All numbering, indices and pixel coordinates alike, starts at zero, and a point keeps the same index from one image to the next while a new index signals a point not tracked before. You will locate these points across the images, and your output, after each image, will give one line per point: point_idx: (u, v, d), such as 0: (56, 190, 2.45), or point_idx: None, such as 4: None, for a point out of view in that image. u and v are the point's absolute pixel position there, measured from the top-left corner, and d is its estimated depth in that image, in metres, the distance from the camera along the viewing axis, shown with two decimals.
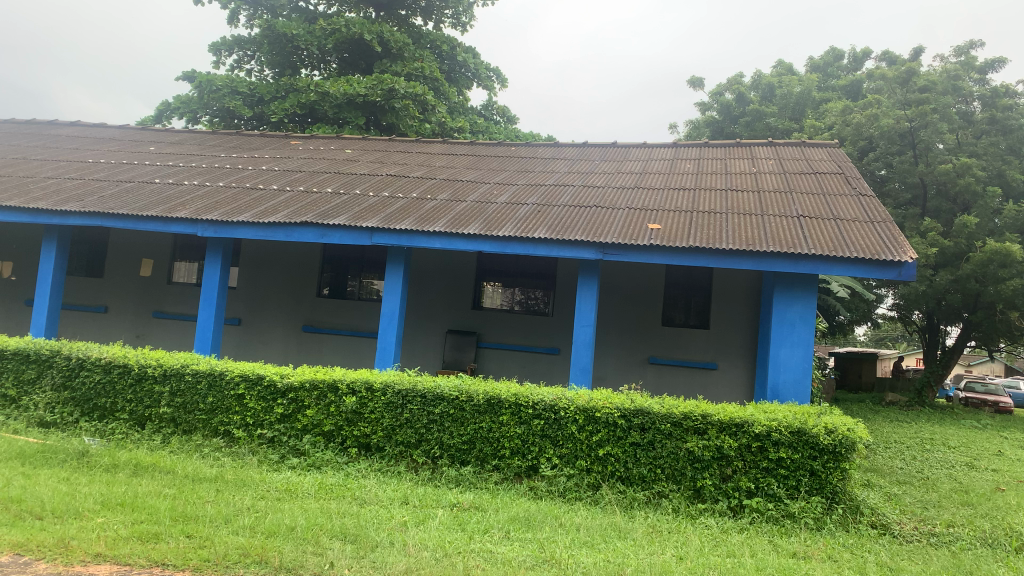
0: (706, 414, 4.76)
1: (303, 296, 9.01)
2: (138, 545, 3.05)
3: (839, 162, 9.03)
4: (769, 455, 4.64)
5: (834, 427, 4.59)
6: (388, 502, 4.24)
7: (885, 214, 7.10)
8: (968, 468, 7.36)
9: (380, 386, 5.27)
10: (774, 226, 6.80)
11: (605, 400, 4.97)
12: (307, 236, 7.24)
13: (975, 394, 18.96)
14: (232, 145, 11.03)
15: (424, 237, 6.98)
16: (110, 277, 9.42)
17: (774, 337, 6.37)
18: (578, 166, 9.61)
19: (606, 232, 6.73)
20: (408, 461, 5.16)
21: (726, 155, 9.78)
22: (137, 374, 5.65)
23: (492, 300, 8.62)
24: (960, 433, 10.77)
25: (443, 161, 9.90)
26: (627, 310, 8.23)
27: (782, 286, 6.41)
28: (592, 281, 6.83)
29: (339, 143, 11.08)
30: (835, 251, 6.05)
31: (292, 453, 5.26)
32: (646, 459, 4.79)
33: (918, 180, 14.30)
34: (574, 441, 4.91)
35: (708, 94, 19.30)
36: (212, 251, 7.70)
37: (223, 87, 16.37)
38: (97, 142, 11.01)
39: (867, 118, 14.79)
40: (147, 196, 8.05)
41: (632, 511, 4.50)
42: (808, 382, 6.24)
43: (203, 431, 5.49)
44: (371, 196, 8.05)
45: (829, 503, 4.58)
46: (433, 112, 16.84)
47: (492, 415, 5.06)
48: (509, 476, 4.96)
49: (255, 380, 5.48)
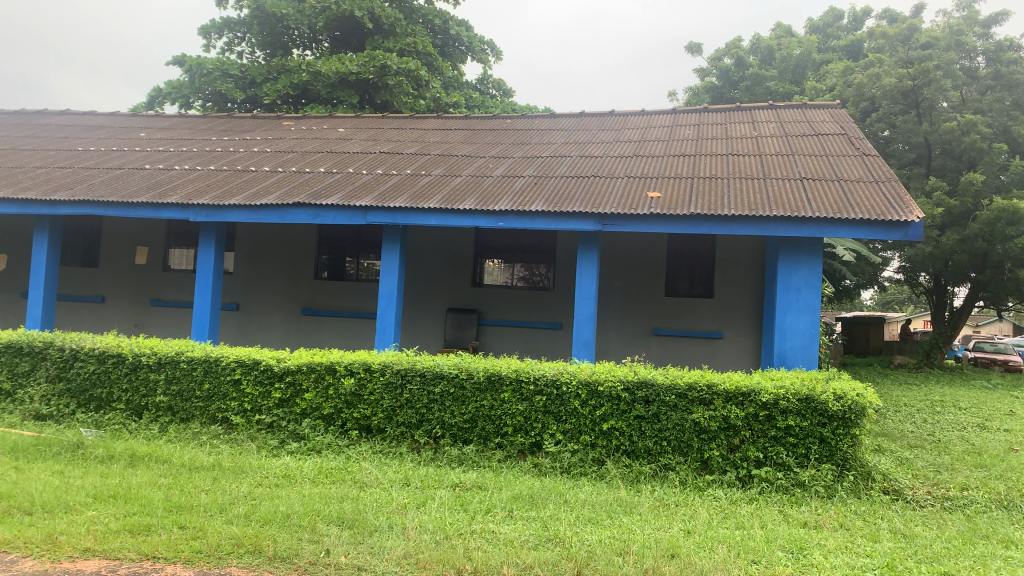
0: (712, 384, 4.65)
1: (301, 279, 8.90)
2: (129, 538, 2.96)
3: (841, 123, 8.85)
4: (777, 424, 4.54)
5: (843, 393, 4.49)
6: (388, 484, 4.16)
7: (890, 174, 6.94)
8: (979, 429, 7.27)
9: (379, 367, 5.17)
10: (777, 190, 6.66)
11: (608, 373, 4.87)
12: (301, 218, 7.12)
13: (984, 354, 18.84)
14: (223, 128, 10.87)
15: (419, 214, 6.85)
16: (106, 267, 9.33)
17: (780, 304, 6.24)
18: (576, 136, 9.44)
19: (605, 202, 6.58)
20: (409, 442, 5.07)
21: (726, 120, 9.59)
22: (132, 363, 5.57)
23: (493, 276, 8.51)
24: (970, 394, 10.66)
25: (438, 136, 9.74)
26: (629, 282, 8.10)
27: (786, 251, 6.28)
28: (592, 253, 6.70)
29: (332, 122, 10.92)
30: (839, 214, 5.91)
31: (292, 437, 5.17)
32: (651, 432, 4.70)
33: (922, 140, 14.09)
34: (577, 416, 4.81)
35: (706, 60, 19.01)
36: (205, 236, 7.58)
37: (214, 70, 16.17)
38: (88, 130, 10.86)
39: (868, 78, 14.55)
40: (137, 183, 7.93)
41: (638, 485, 4.41)
42: (815, 348, 6.13)
43: (201, 418, 5.41)
44: (364, 174, 7.92)
45: (839, 471, 4.49)
46: (428, 87, 16.62)
47: (493, 392, 4.96)
48: (513, 453, 4.88)
49: (251, 365, 5.38)
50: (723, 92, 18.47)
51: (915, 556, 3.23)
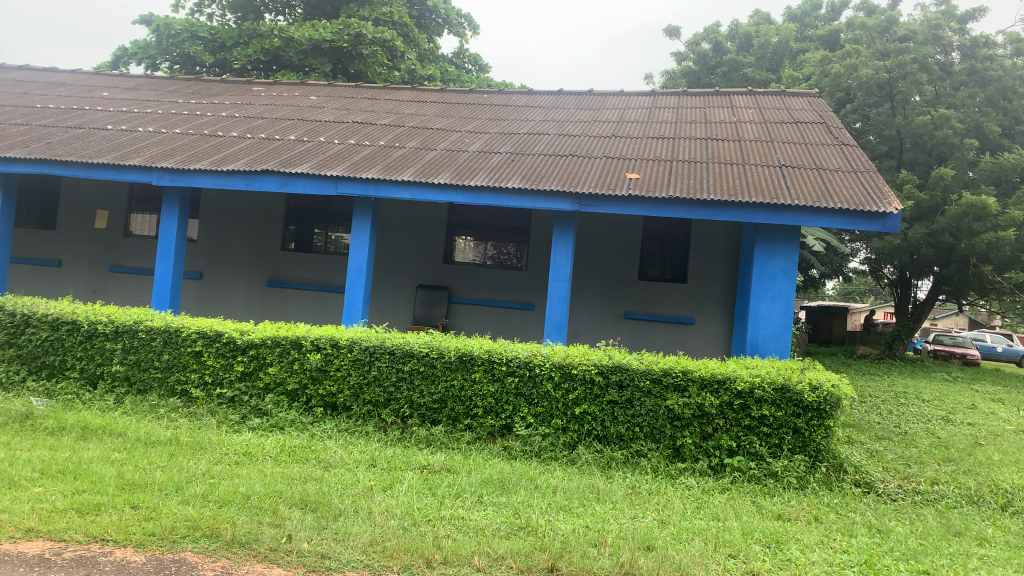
0: (687, 370, 4.57)
1: (268, 250, 8.66)
2: (77, 518, 2.78)
3: (820, 111, 8.80)
4: (751, 413, 4.48)
5: (818, 384, 4.44)
6: (354, 465, 4.02)
7: (869, 164, 6.90)
8: (943, 422, 7.33)
9: (346, 343, 5.01)
10: (757, 176, 6.58)
11: (582, 356, 4.76)
12: (269, 185, 6.89)
13: (944, 347, 19.17)
14: (190, 91, 10.51)
15: (392, 186, 6.66)
16: (63, 229, 8.98)
17: (755, 291, 6.19)
18: (554, 114, 9.28)
19: (582, 182, 6.46)
20: (376, 421, 4.93)
21: (705, 104, 9.50)
22: (87, 331, 5.33)
23: (465, 254, 8.35)
24: (932, 386, 10.81)
25: (412, 108, 9.50)
26: (602, 264, 8.00)
27: (764, 238, 6.21)
28: (568, 233, 6.57)
29: (304, 89, 10.61)
30: (818, 202, 5.85)
31: (254, 413, 5.00)
32: (624, 417, 4.61)
33: (895, 133, 14.17)
34: (549, 399, 4.70)
35: (684, 44, 18.92)
36: (169, 200, 7.31)
37: (182, 31, 15.67)
38: (47, 86, 10.43)
39: (845, 68, 14.61)
40: (97, 143, 7.61)
41: (609, 472, 4.33)
42: (788, 337, 6.09)
43: (158, 391, 5.20)
44: (336, 143, 7.70)
45: (812, 462, 4.45)
46: (402, 59, 16.32)
47: (464, 372, 4.83)
48: (482, 436, 4.76)
49: (213, 337, 5.18)
50: (700, 77, 18.43)
51: (892, 553, 3.19)
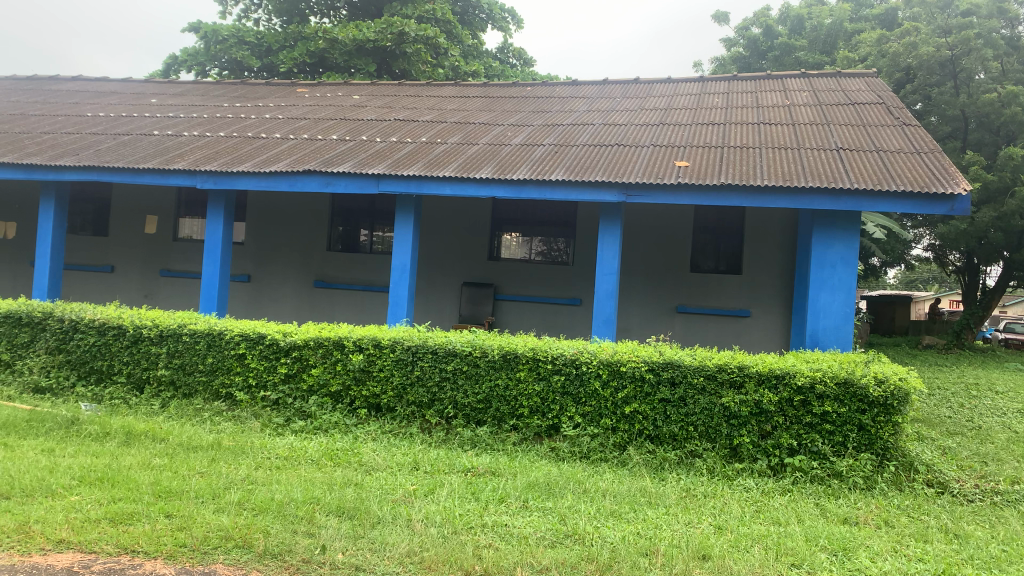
0: (743, 366, 4.34)
1: (314, 251, 8.64)
2: (109, 528, 2.72)
3: (878, 91, 8.40)
4: (813, 409, 4.24)
5: (885, 377, 4.17)
6: (396, 468, 3.91)
7: (933, 144, 6.53)
8: (1019, 415, 6.92)
9: (389, 343, 4.90)
10: (813, 161, 6.28)
11: (631, 352, 4.57)
12: (311, 185, 6.84)
13: (1015, 336, 18.34)
14: (236, 95, 10.57)
15: (434, 182, 6.55)
16: (116, 236, 9.12)
17: (812, 281, 5.90)
18: (599, 104, 9.05)
19: (629, 171, 6.24)
20: (420, 423, 4.81)
21: (756, 88, 9.15)
22: (133, 336, 5.34)
23: (511, 250, 8.20)
24: (1005, 377, 10.27)
25: (455, 104, 9.38)
26: (652, 256, 7.77)
27: (822, 224, 5.91)
28: (615, 226, 6.36)
29: (347, 89, 10.57)
30: (880, 185, 5.54)
31: (298, 415, 4.93)
32: (677, 416, 4.40)
33: (959, 112, 13.50)
34: (598, 397, 4.52)
35: (733, 30, 18.44)
36: (214, 204, 7.33)
37: (230, 37, 15.87)
38: (98, 96, 10.61)
39: (904, 47, 13.95)
40: (144, 149, 7.68)
41: (662, 473, 4.13)
42: (850, 329, 5.79)
43: (204, 394, 5.18)
44: (378, 141, 7.62)
45: (879, 461, 4.18)
46: (446, 56, 16.26)
47: (509, 371, 4.68)
48: (529, 436, 4.61)
49: (256, 339, 5.13)
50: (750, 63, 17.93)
51: (972, 561, 2.93)
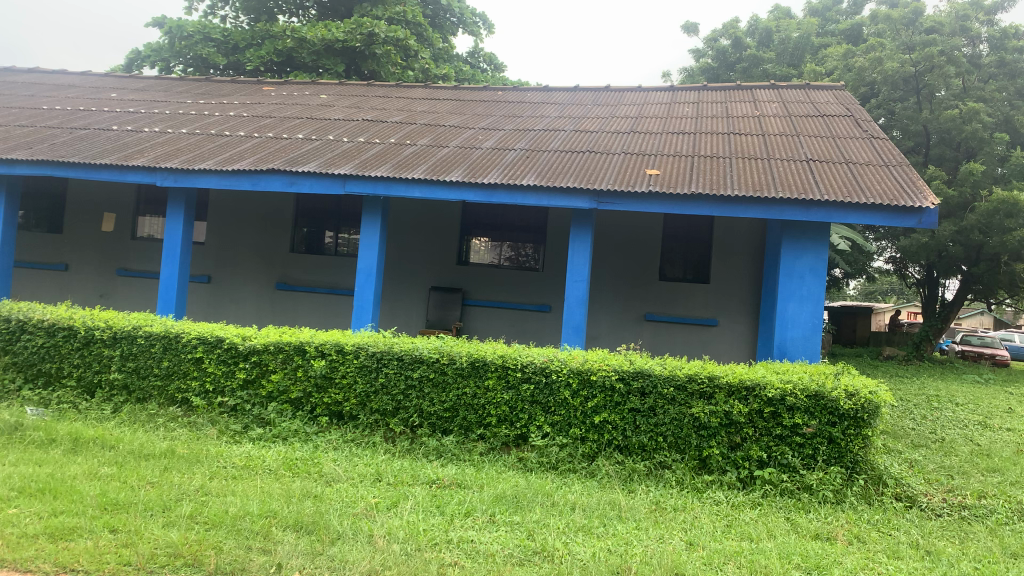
0: (714, 377, 4.28)
1: (277, 253, 8.44)
2: (48, 545, 2.56)
3: (846, 104, 8.47)
4: (783, 422, 4.19)
5: (855, 390, 4.14)
6: (358, 480, 3.77)
7: (901, 157, 6.58)
8: (981, 427, 6.97)
9: (352, 348, 4.76)
10: (783, 171, 6.28)
11: (601, 361, 4.49)
12: (275, 185, 6.67)
13: (972, 348, 18.71)
14: (200, 91, 10.32)
15: (402, 185, 6.42)
16: (71, 233, 8.82)
17: (782, 292, 5.88)
18: (570, 110, 9.00)
19: (600, 178, 6.18)
20: (384, 431, 4.67)
21: (727, 98, 9.18)
22: (84, 338, 5.13)
23: (479, 256, 8.09)
24: (964, 389, 10.41)
25: (425, 106, 9.26)
26: (621, 263, 7.71)
27: (791, 235, 5.90)
28: (586, 232, 6.29)
29: (314, 89, 10.39)
30: (850, 197, 5.54)
31: (256, 422, 4.76)
32: (647, 427, 4.33)
33: (921, 128, 13.74)
34: (567, 407, 4.43)
35: (702, 40, 18.56)
36: (173, 202, 7.11)
37: (195, 33, 15.55)
38: (56, 88, 10.29)
39: (869, 62, 14.21)
40: (102, 144, 7.44)
41: (631, 486, 4.04)
42: (818, 340, 5.78)
43: (158, 399, 4.99)
44: (345, 141, 7.47)
45: (848, 474, 4.15)
46: (416, 58, 16.10)
47: (476, 379, 4.57)
48: (496, 446, 4.50)
49: (214, 343, 4.96)
50: (719, 74, 18.04)
51: None
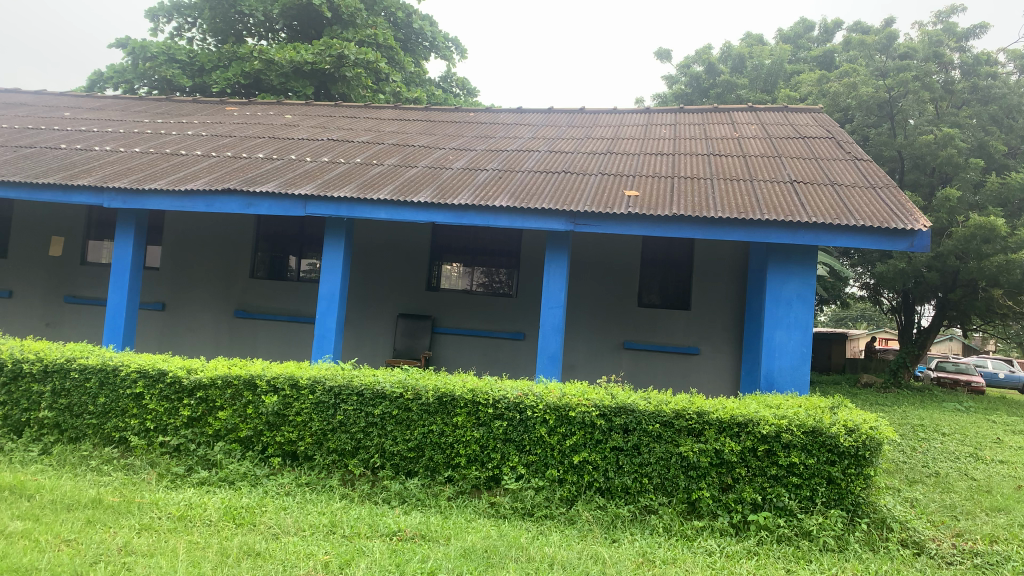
0: (703, 412, 3.94)
1: (235, 278, 8.00)
2: None
3: (827, 126, 8.26)
4: (779, 461, 3.84)
5: (855, 426, 3.81)
6: (309, 532, 3.36)
7: (887, 179, 6.34)
8: (974, 460, 6.67)
9: (307, 383, 4.35)
10: (767, 192, 6.00)
11: (580, 396, 4.12)
12: (231, 207, 6.26)
13: (946, 374, 18.63)
14: (159, 111, 9.90)
15: (367, 206, 6.05)
16: (16, 258, 8.31)
17: (768, 319, 5.56)
18: (544, 131, 8.70)
19: (577, 200, 5.85)
20: (342, 473, 4.25)
21: (704, 121, 8.95)
22: (12, 371, 4.66)
23: (450, 282, 7.71)
24: (947, 418, 10.17)
25: (394, 126, 8.92)
26: (598, 290, 7.38)
27: (778, 259, 5.60)
28: (562, 257, 5.93)
29: (279, 109, 10.01)
30: (838, 219, 5.27)
31: (201, 464, 4.32)
32: (631, 467, 3.95)
33: (895, 153, 13.66)
34: (543, 445, 4.05)
35: (676, 67, 18.52)
36: (123, 224, 6.65)
37: (159, 54, 15.15)
38: (7, 107, 9.81)
39: (844, 87, 14.10)
40: (48, 162, 7.00)
41: (615, 534, 3.66)
42: (807, 369, 5.47)
43: (93, 440, 4.52)
44: (308, 161, 7.09)
45: (849, 518, 3.80)
46: (388, 81, 15.81)
47: (444, 416, 4.18)
48: (466, 489, 4.09)
49: (155, 377, 4.50)
50: (692, 99, 17.94)
51: None
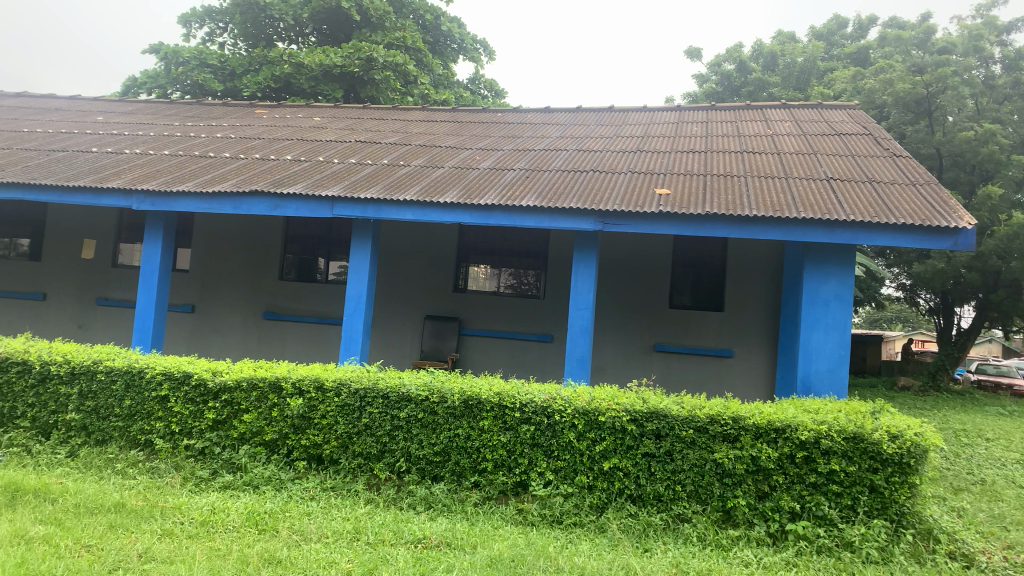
0: (738, 417, 3.80)
1: (264, 280, 7.99)
2: None
3: (863, 123, 8.04)
4: (818, 468, 3.69)
5: (899, 432, 3.65)
6: (333, 539, 3.28)
7: (928, 175, 6.13)
8: (1021, 467, 6.42)
9: (333, 385, 4.28)
10: (803, 190, 5.83)
11: (610, 399, 4.01)
12: (258, 209, 6.24)
13: (987, 378, 18.14)
14: (189, 114, 9.95)
15: (393, 207, 5.98)
16: (49, 261, 8.38)
17: (804, 320, 5.39)
18: (573, 130, 8.59)
19: (606, 199, 5.73)
20: (368, 478, 4.17)
21: (736, 118, 8.76)
22: (40, 373, 4.66)
23: (478, 283, 7.62)
24: (990, 423, 9.86)
25: (421, 127, 8.87)
26: (628, 291, 7.25)
27: (814, 259, 5.43)
28: (591, 257, 5.81)
29: (308, 111, 10.02)
30: (878, 217, 5.08)
31: (226, 468, 4.27)
32: (663, 474, 3.83)
33: (933, 150, 13.25)
34: (572, 451, 3.93)
35: (707, 66, 18.31)
36: (151, 226, 6.66)
37: (191, 59, 15.30)
38: (41, 112, 9.93)
39: (879, 84, 13.65)
40: (78, 166, 7.03)
41: (647, 544, 3.54)
42: (845, 372, 5.28)
43: (119, 442, 4.50)
44: (335, 163, 7.05)
45: (893, 528, 3.63)
46: (416, 84, 15.79)
47: (470, 420, 4.08)
48: (493, 495, 3.99)
49: (181, 379, 4.47)
50: (724, 98, 17.70)
51: None
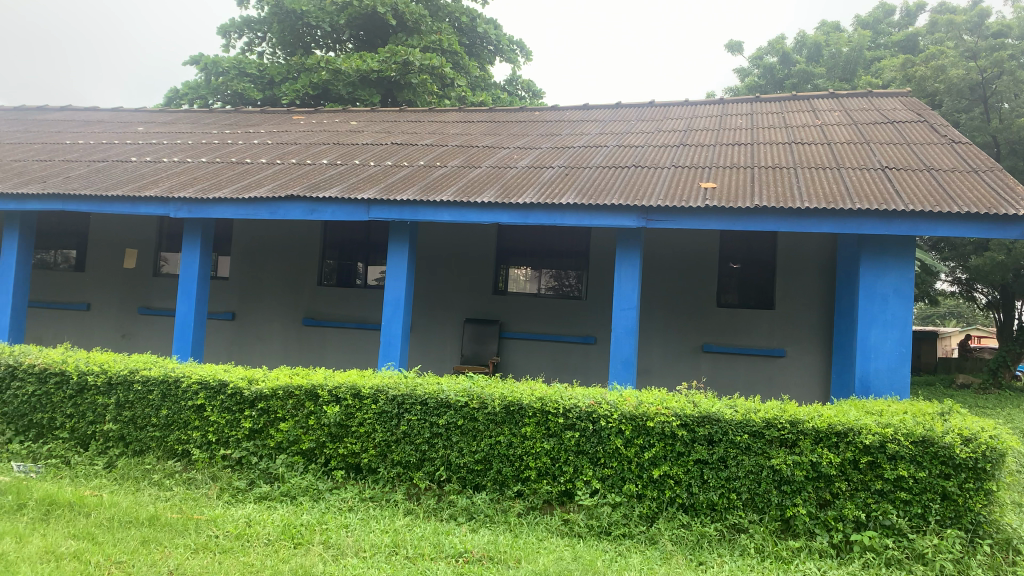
0: (797, 421, 3.58)
1: (303, 286, 7.94)
2: None
3: (917, 110, 7.68)
4: (885, 475, 3.44)
5: (972, 435, 3.38)
6: (371, 553, 3.15)
7: (991, 161, 5.79)
8: None
9: (370, 392, 4.15)
10: (857, 181, 5.54)
11: (658, 404, 3.81)
12: (294, 214, 6.17)
13: None
14: (227, 122, 9.97)
15: (430, 209, 5.85)
16: (92, 271, 8.45)
17: (862, 317, 5.11)
18: (612, 126, 8.37)
19: (649, 194, 5.51)
20: (407, 487, 4.04)
21: (782, 109, 8.46)
22: (77, 384, 4.62)
23: (519, 285, 7.46)
24: None
25: (458, 128, 8.75)
26: (673, 290, 7.02)
27: (871, 252, 5.15)
28: (635, 256, 5.60)
29: (344, 116, 9.97)
30: (940, 206, 4.79)
31: (263, 478, 4.17)
32: (717, 482, 3.62)
33: (990, 138, 12.70)
34: (620, 458, 3.75)
35: (748, 59, 17.92)
36: (190, 234, 6.63)
37: (230, 68, 15.46)
38: (84, 124, 10.05)
39: (932, 70, 13.20)
40: (118, 175, 7.05)
41: (701, 556, 3.33)
42: (907, 371, 4.99)
43: (156, 452, 4.43)
44: (371, 165, 6.96)
45: (969, 539, 3.36)
46: (454, 86, 15.71)
47: (512, 426, 3.92)
48: (537, 505, 3.82)
49: (217, 388, 4.39)
50: (767, 91, 17.28)
51: None
